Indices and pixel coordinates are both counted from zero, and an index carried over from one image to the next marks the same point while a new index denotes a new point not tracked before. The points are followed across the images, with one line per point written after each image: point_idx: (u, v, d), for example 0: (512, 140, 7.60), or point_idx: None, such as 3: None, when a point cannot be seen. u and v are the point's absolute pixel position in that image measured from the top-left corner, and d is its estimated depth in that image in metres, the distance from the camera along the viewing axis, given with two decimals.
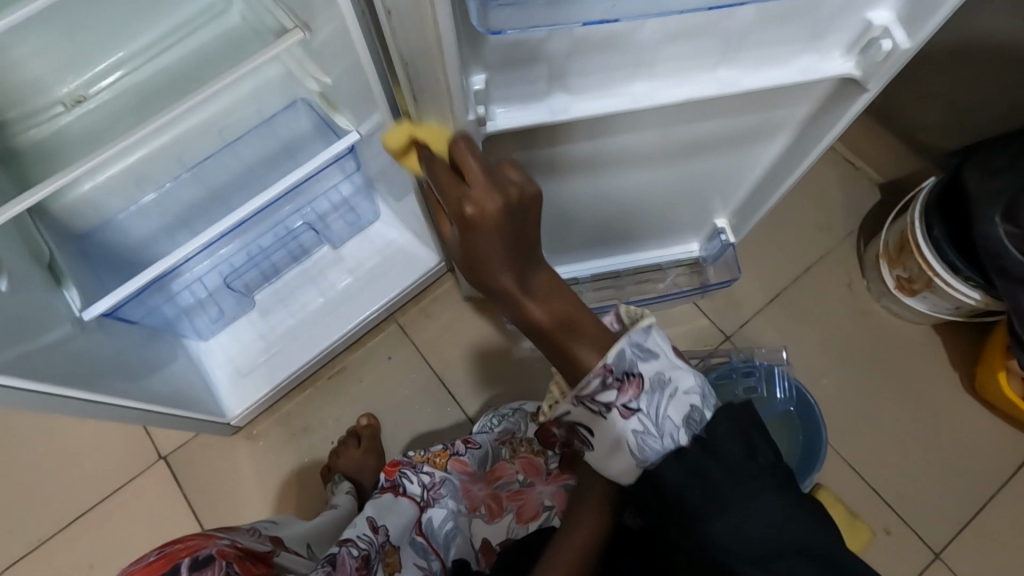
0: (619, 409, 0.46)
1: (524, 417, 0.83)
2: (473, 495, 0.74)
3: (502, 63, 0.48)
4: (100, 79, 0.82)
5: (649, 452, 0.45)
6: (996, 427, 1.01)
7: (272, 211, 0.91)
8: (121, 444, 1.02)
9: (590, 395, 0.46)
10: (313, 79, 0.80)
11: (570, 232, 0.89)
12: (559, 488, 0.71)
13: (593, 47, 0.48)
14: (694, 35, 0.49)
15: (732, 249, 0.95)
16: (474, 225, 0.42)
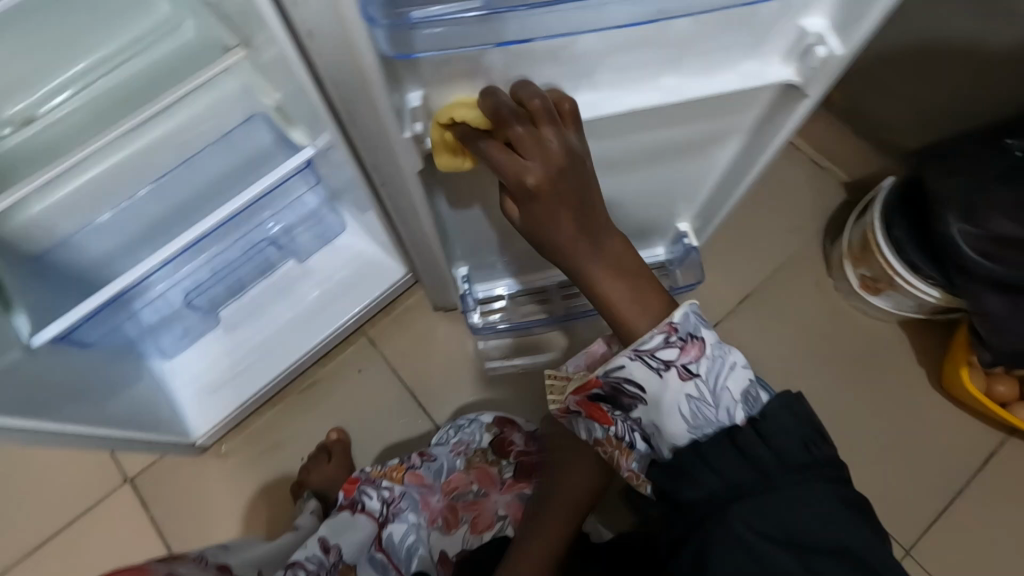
0: (678, 368, 0.52)
1: (480, 427, 0.82)
2: (431, 507, 0.75)
3: (440, 78, 0.48)
4: (50, 98, 0.80)
5: (704, 414, 0.51)
6: (964, 421, 1.02)
7: (235, 227, 0.89)
8: (87, 467, 1.00)
9: (651, 350, 0.51)
10: (268, 95, 0.79)
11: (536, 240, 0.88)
12: (512, 498, 0.77)
13: (533, 60, 0.48)
14: (634, 45, 0.49)
15: (696, 252, 0.96)
16: (535, 196, 0.48)
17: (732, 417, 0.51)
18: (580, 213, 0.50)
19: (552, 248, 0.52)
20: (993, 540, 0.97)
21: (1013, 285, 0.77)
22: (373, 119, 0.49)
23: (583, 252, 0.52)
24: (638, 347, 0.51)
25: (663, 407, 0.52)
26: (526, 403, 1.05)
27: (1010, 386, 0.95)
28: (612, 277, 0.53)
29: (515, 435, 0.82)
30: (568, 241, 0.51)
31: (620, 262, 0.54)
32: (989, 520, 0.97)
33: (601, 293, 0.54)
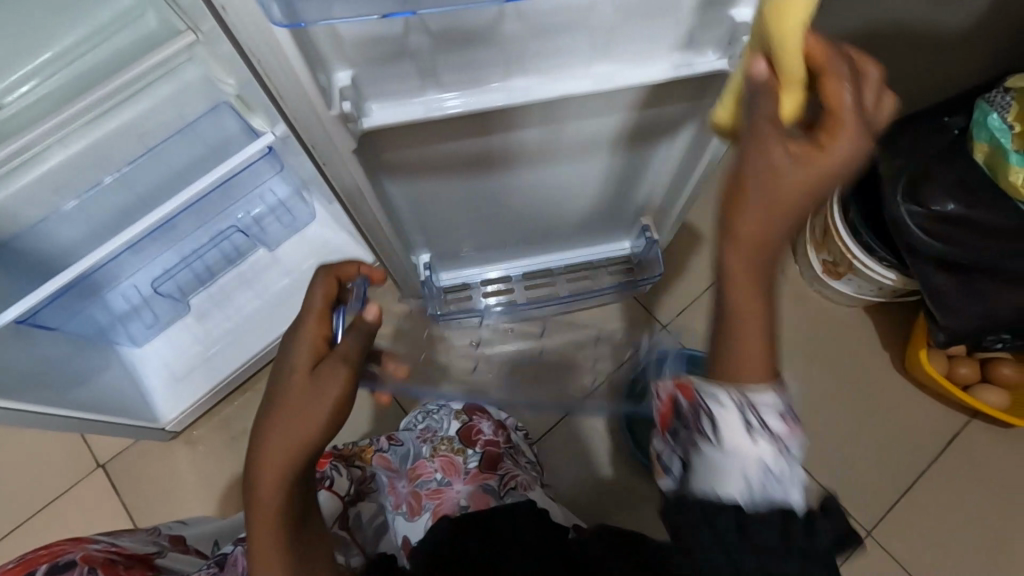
0: (769, 440, 0.43)
1: (448, 415, 0.82)
2: (396, 493, 0.74)
3: (366, 59, 0.50)
4: (15, 87, 0.82)
5: (754, 496, 0.42)
6: (927, 405, 1.03)
7: (201, 212, 0.91)
8: (59, 453, 1.01)
9: (762, 408, 0.43)
10: (226, 83, 0.80)
11: (495, 228, 0.89)
12: (475, 488, 0.73)
13: (456, 43, 0.50)
14: (557, 31, 0.51)
15: (658, 246, 0.96)
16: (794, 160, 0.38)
17: (796, 508, 0.43)
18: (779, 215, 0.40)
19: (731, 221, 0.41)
20: (952, 523, 0.98)
21: (958, 263, 0.80)
22: (299, 100, 0.52)
23: (744, 275, 0.42)
24: (749, 396, 0.43)
25: (728, 468, 0.43)
26: None
27: (972, 366, 0.96)
28: (755, 314, 0.43)
29: (483, 423, 0.81)
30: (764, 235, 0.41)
31: (765, 277, 0.42)
32: (949, 501, 0.99)
33: (731, 310, 0.43)
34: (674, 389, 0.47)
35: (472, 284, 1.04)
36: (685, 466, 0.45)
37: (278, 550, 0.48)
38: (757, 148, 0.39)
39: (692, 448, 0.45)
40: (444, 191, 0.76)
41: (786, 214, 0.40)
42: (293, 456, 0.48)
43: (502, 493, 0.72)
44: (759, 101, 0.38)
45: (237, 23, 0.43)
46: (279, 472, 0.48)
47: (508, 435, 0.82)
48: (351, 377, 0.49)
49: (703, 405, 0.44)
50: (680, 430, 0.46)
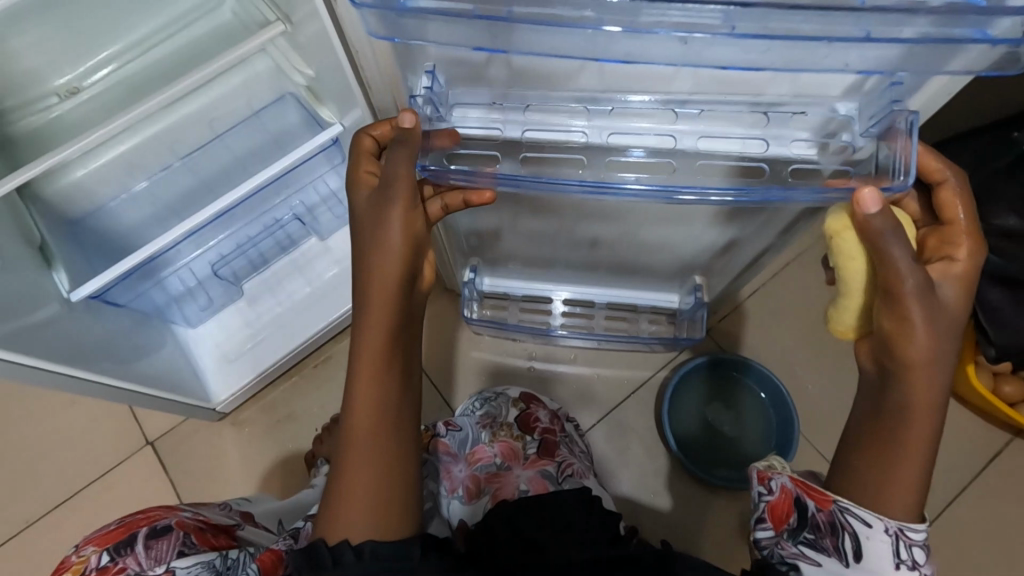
0: (911, 564, 0.50)
1: (507, 403, 0.82)
2: (453, 477, 0.72)
3: (454, 78, 0.53)
4: (94, 72, 0.84)
5: None
6: (969, 423, 1.04)
7: (261, 201, 0.94)
8: (110, 428, 1.04)
9: (909, 536, 0.50)
10: (298, 73, 0.81)
11: (532, 252, 0.90)
12: (535, 473, 0.73)
13: (533, 77, 0.52)
14: (629, 81, 0.52)
15: (706, 309, 0.96)
16: (929, 293, 0.48)
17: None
18: (926, 357, 0.49)
19: (903, 366, 0.50)
20: (987, 541, 0.99)
21: (1016, 278, 0.82)
22: (392, 85, 0.55)
23: (921, 384, 0.50)
24: (903, 525, 0.50)
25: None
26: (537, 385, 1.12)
27: (1017, 386, 0.96)
28: (920, 450, 0.51)
29: (540, 412, 0.82)
30: (918, 364, 0.49)
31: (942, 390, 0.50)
32: (987, 518, 1.00)
33: (904, 412, 0.51)
34: (796, 488, 0.55)
35: (511, 296, 1.06)
36: (797, 565, 0.53)
37: (382, 376, 0.52)
38: (893, 308, 0.48)
39: (822, 556, 0.52)
40: (504, 218, 0.79)
41: (941, 334, 0.49)
42: (385, 285, 0.52)
43: (560, 480, 0.73)
44: (894, 245, 0.47)
45: (347, 14, 0.48)
46: (381, 302, 0.52)
47: (563, 426, 0.84)
48: (410, 195, 0.52)
49: (844, 522, 0.52)
50: (809, 537, 0.53)
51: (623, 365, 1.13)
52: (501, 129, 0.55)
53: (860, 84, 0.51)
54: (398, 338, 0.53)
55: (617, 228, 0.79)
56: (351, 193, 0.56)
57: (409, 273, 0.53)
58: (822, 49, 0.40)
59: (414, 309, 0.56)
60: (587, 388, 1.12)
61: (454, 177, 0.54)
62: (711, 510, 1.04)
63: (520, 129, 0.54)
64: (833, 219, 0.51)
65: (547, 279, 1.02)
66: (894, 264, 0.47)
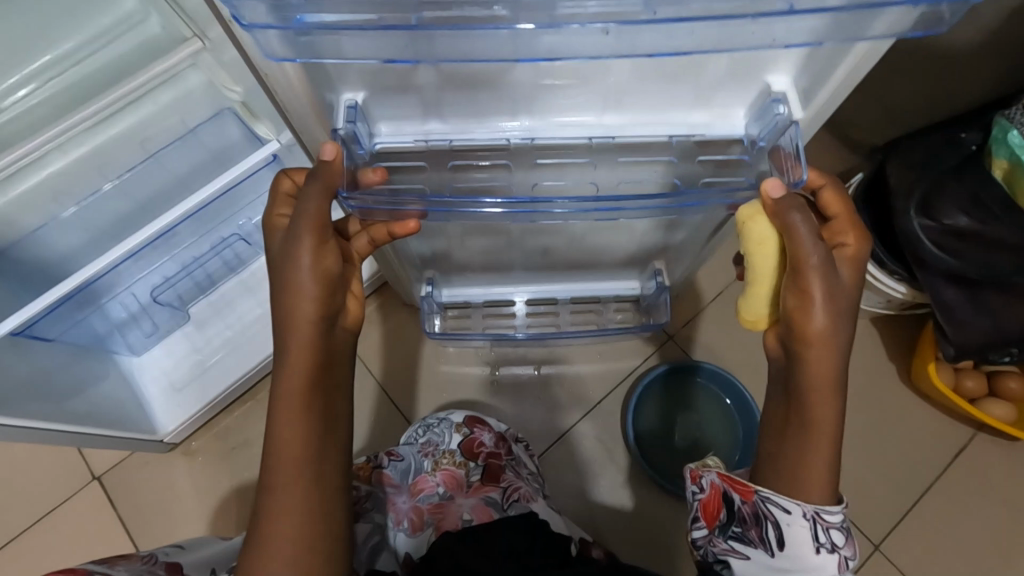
0: (830, 549, 0.50)
1: (449, 428, 0.78)
2: (396, 509, 0.70)
3: (373, 86, 0.49)
4: (12, 91, 0.79)
5: None
6: (933, 419, 1.04)
7: (204, 221, 0.89)
8: (54, 464, 0.99)
9: (827, 523, 0.50)
10: (230, 91, 0.78)
11: (479, 262, 0.87)
12: (479, 500, 0.70)
13: (465, 82, 0.48)
14: (570, 81, 0.48)
15: (668, 293, 0.92)
16: (831, 270, 0.48)
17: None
18: (829, 334, 0.49)
19: (806, 343, 0.50)
20: (955, 538, 0.99)
21: (968, 278, 0.82)
22: (310, 120, 0.52)
23: (824, 377, 0.50)
24: (821, 512, 0.50)
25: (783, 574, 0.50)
26: (500, 398, 1.10)
27: (977, 380, 0.96)
28: (827, 445, 0.50)
29: (485, 435, 0.78)
30: (822, 341, 0.49)
31: (838, 382, 0.50)
32: (954, 517, 0.99)
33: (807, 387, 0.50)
34: (721, 483, 0.55)
35: (472, 305, 1.02)
36: (728, 560, 0.54)
37: (306, 420, 0.49)
38: (798, 282, 0.49)
39: (749, 549, 0.52)
40: (454, 236, 0.76)
41: (841, 314, 0.49)
42: (301, 326, 0.49)
43: (505, 505, 0.70)
44: (796, 220, 0.49)
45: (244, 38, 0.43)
46: (297, 345, 0.49)
47: (510, 447, 0.80)
48: (322, 230, 0.50)
49: (767, 512, 0.51)
50: (738, 533, 0.53)
51: (588, 373, 1.11)
52: (427, 139, 0.55)
53: (801, 62, 0.48)
54: (318, 381, 0.50)
55: (561, 237, 0.77)
56: (265, 238, 0.53)
57: (329, 311, 0.51)
58: (745, 24, 0.38)
59: (337, 351, 0.53)
60: (552, 399, 1.10)
61: (376, 203, 0.53)
62: (681, 520, 1.02)
63: (446, 140, 0.55)
64: (744, 208, 0.53)
65: (498, 285, 0.98)
66: (800, 240, 0.48)
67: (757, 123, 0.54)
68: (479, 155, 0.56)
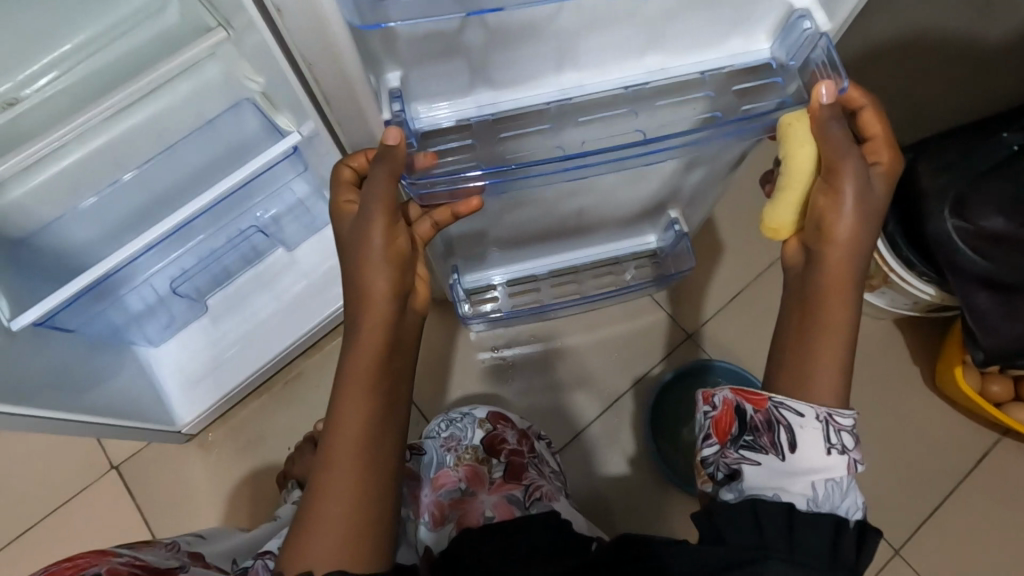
0: (840, 451, 0.50)
1: (473, 422, 0.78)
2: (419, 503, 0.71)
3: (419, 57, 0.49)
4: (33, 80, 0.78)
5: (834, 503, 0.49)
6: (956, 422, 1.03)
7: (223, 213, 0.87)
8: (71, 454, 0.99)
9: (839, 424, 0.50)
10: (253, 81, 0.77)
11: (518, 235, 0.85)
12: (501, 498, 0.69)
13: (510, 39, 0.49)
14: (617, 21, 0.49)
15: (688, 238, 0.92)
16: (862, 176, 0.50)
17: (852, 519, 0.48)
18: (850, 239, 0.51)
19: (826, 246, 0.52)
20: (977, 545, 0.97)
21: (1002, 282, 0.80)
22: (347, 98, 0.52)
23: (832, 337, 0.51)
24: (834, 415, 0.50)
25: (792, 477, 0.50)
26: (517, 392, 1.09)
27: (1004, 385, 0.95)
28: (834, 369, 0.51)
29: (508, 432, 0.77)
30: (840, 245, 0.51)
31: (844, 364, 0.51)
32: (978, 520, 0.98)
33: (812, 346, 0.51)
34: (735, 396, 0.54)
35: (495, 285, 1.01)
36: (739, 471, 0.52)
37: (370, 397, 0.48)
38: (829, 184, 0.51)
39: (760, 455, 0.51)
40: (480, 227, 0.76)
41: (866, 222, 0.51)
42: (376, 303, 0.49)
43: (527, 504, 0.69)
44: (835, 125, 0.50)
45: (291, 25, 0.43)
46: (371, 321, 0.49)
47: (533, 445, 0.79)
48: (391, 212, 0.50)
49: (779, 416, 0.51)
50: (748, 440, 0.52)
51: (604, 369, 1.10)
52: (470, 115, 0.56)
53: None
54: (387, 364, 0.50)
55: (593, 195, 0.78)
56: (335, 225, 0.54)
57: (401, 288, 0.51)
58: None
59: (405, 335, 0.53)
60: (568, 395, 1.09)
61: (439, 185, 0.54)
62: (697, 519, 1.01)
63: (490, 112, 0.56)
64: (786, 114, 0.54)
65: (525, 260, 0.97)
66: (837, 142, 0.50)
67: (782, 44, 0.56)
68: (519, 121, 0.57)
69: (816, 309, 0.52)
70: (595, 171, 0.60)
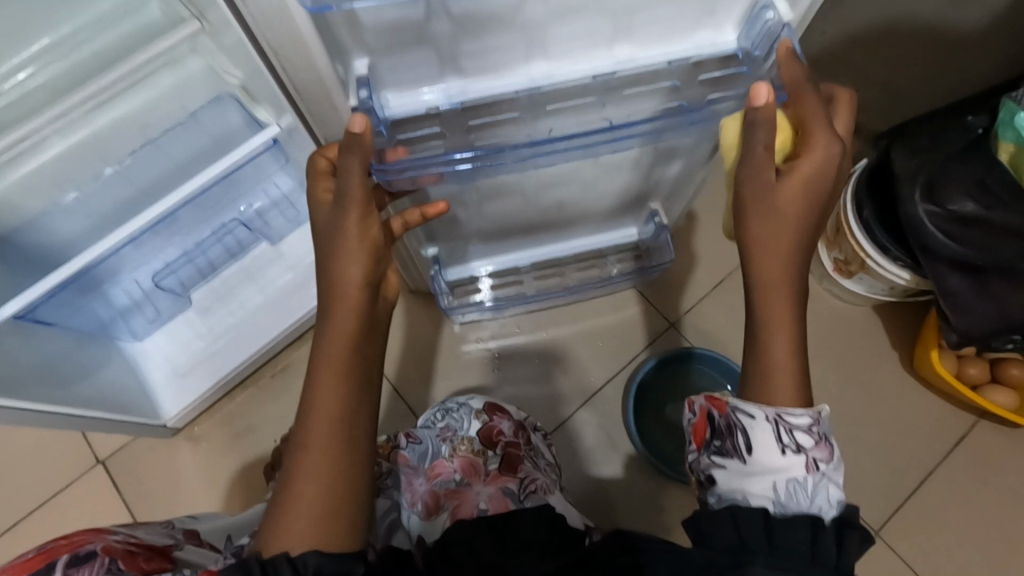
0: (800, 451, 0.50)
1: (469, 413, 0.78)
2: (413, 491, 0.71)
3: (388, 48, 0.50)
4: (12, 74, 0.78)
5: (801, 506, 0.49)
6: (935, 406, 1.04)
7: (208, 206, 0.87)
8: (58, 449, 1.00)
9: (790, 423, 0.50)
10: (233, 76, 0.75)
11: (498, 227, 0.86)
12: (497, 490, 0.69)
13: (477, 28, 0.49)
14: (584, 11, 0.50)
15: (667, 232, 0.94)
16: (772, 179, 0.50)
17: (825, 519, 0.48)
18: (770, 243, 0.52)
19: (751, 251, 0.53)
20: (956, 525, 0.99)
21: (972, 264, 0.82)
22: (319, 86, 0.53)
23: (778, 328, 0.52)
24: (783, 412, 0.51)
25: (755, 478, 0.50)
26: (503, 383, 1.10)
27: (981, 368, 0.96)
28: (782, 368, 0.52)
29: (504, 424, 0.77)
30: (761, 250, 0.52)
31: (799, 349, 0.53)
32: (958, 502, 1.00)
33: (769, 330, 0.52)
34: (702, 402, 0.55)
35: (479, 277, 1.01)
36: (711, 476, 0.52)
37: (343, 383, 0.49)
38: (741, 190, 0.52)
39: (726, 460, 0.51)
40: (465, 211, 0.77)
41: (786, 225, 0.51)
42: (351, 292, 0.50)
43: (522, 497, 0.68)
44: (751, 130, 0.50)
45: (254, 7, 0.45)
46: (344, 310, 0.50)
47: (529, 437, 0.79)
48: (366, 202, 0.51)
49: (736, 420, 0.52)
50: (715, 445, 0.53)
51: (589, 359, 1.12)
52: (437, 106, 0.56)
53: None
54: (360, 353, 0.51)
55: (574, 186, 0.78)
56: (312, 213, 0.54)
57: (374, 277, 0.52)
58: None
59: (378, 323, 0.54)
60: (554, 384, 1.10)
61: (409, 169, 0.55)
62: (682, 504, 1.03)
63: (458, 100, 0.56)
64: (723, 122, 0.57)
65: (508, 252, 0.97)
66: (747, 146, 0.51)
67: (747, 34, 0.57)
68: (491, 112, 0.58)
69: (754, 311, 0.53)
70: (563, 160, 0.61)
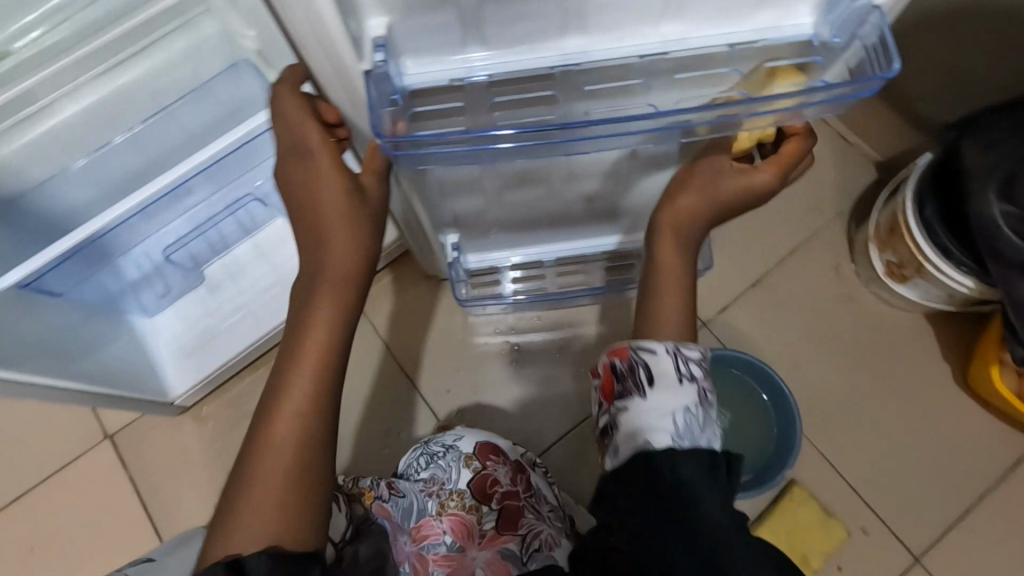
0: (695, 387, 0.50)
1: (458, 459, 0.73)
2: (399, 549, 0.64)
3: (406, 9, 0.44)
4: (26, 32, 0.72)
5: (696, 441, 0.48)
6: (989, 427, 0.96)
7: (221, 178, 0.83)
8: (65, 423, 0.98)
9: (689, 356, 0.50)
10: (246, 38, 0.71)
11: (521, 217, 0.80)
12: (494, 553, 0.65)
13: None
14: None
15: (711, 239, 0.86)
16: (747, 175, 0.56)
17: (711, 448, 0.48)
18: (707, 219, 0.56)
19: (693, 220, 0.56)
20: (1005, 555, 0.92)
21: None
22: (327, 46, 0.48)
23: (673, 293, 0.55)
24: (681, 347, 0.51)
25: (657, 413, 0.48)
26: (522, 377, 1.05)
27: None
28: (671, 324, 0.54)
29: (499, 471, 0.72)
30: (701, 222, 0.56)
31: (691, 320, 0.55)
32: (1005, 535, 0.92)
33: (661, 288, 0.55)
34: (603, 355, 0.52)
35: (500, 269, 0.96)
36: (615, 426, 0.50)
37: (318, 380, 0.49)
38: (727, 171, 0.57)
39: (627, 401, 0.49)
40: (488, 194, 0.71)
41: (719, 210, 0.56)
42: (334, 285, 0.51)
43: (525, 560, 0.64)
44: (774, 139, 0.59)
45: None
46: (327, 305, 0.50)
47: (527, 480, 0.74)
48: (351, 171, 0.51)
49: (637, 359, 0.50)
50: (618, 393, 0.50)
51: None
52: (462, 77, 0.50)
53: None
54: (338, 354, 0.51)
55: (609, 174, 0.72)
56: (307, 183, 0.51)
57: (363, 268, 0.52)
58: None
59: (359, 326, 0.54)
60: (575, 380, 1.05)
61: (425, 146, 0.50)
62: None
63: (485, 74, 0.50)
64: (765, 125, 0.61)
65: (532, 245, 0.91)
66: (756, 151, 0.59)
67: (826, 19, 0.50)
68: (520, 86, 0.52)
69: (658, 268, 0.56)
70: (604, 148, 0.55)
